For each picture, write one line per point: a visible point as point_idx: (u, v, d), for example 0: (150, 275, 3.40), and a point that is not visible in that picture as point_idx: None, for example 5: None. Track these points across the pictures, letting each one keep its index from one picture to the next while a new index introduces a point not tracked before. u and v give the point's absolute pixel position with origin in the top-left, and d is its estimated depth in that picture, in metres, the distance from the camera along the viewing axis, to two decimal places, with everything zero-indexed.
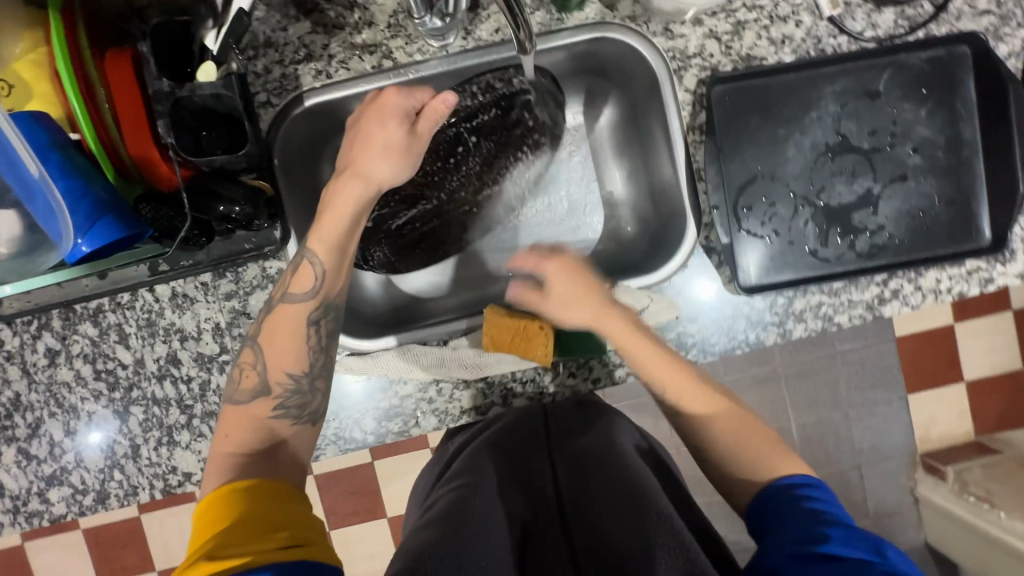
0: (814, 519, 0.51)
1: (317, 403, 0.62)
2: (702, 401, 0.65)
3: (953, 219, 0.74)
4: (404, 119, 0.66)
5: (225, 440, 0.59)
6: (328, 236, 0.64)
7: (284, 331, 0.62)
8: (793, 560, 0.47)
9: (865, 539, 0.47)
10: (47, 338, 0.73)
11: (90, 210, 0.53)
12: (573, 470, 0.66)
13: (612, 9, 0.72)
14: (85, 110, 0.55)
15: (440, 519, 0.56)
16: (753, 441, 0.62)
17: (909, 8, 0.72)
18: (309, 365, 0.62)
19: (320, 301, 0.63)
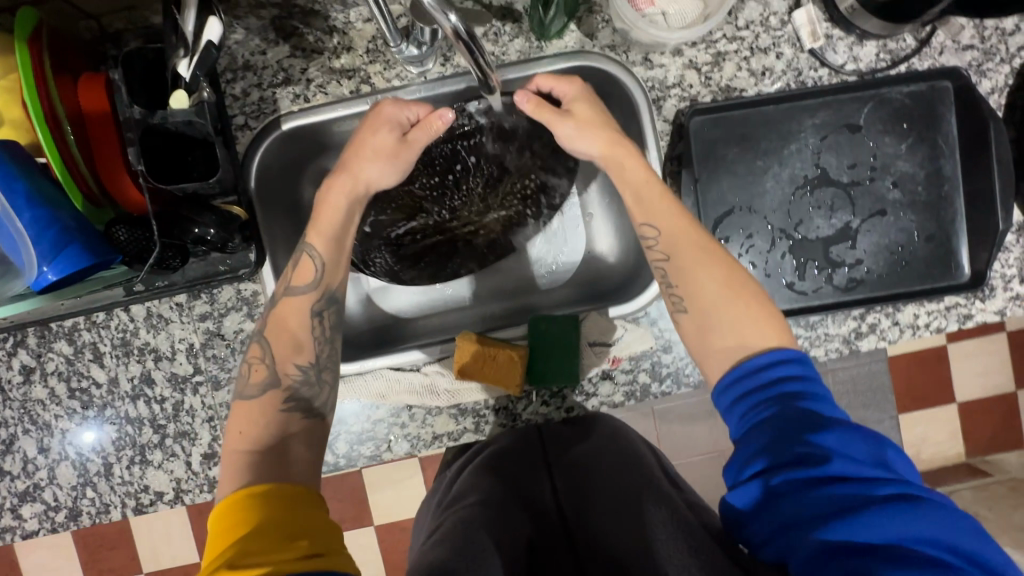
0: (805, 425, 0.50)
1: (326, 395, 0.62)
2: (743, 322, 0.57)
3: (931, 255, 0.73)
4: (395, 126, 0.67)
5: (240, 436, 0.58)
6: (327, 233, 0.65)
7: (289, 320, 0.63)
8: (797, 487, 0.47)
9: (863, 447, 0.48)
10: (22, 355, 0.73)
11: (55, 240, 0.53)
12: (573, 486, 0.69)
13: (592, 38, 0.72)
14: (54, 143, 0.54)
15: (459, 532, 0.56)
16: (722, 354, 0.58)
17: (892, 41, 0.72)
18: (317, 356, 0.62)
19: (322, 291, 0.64)
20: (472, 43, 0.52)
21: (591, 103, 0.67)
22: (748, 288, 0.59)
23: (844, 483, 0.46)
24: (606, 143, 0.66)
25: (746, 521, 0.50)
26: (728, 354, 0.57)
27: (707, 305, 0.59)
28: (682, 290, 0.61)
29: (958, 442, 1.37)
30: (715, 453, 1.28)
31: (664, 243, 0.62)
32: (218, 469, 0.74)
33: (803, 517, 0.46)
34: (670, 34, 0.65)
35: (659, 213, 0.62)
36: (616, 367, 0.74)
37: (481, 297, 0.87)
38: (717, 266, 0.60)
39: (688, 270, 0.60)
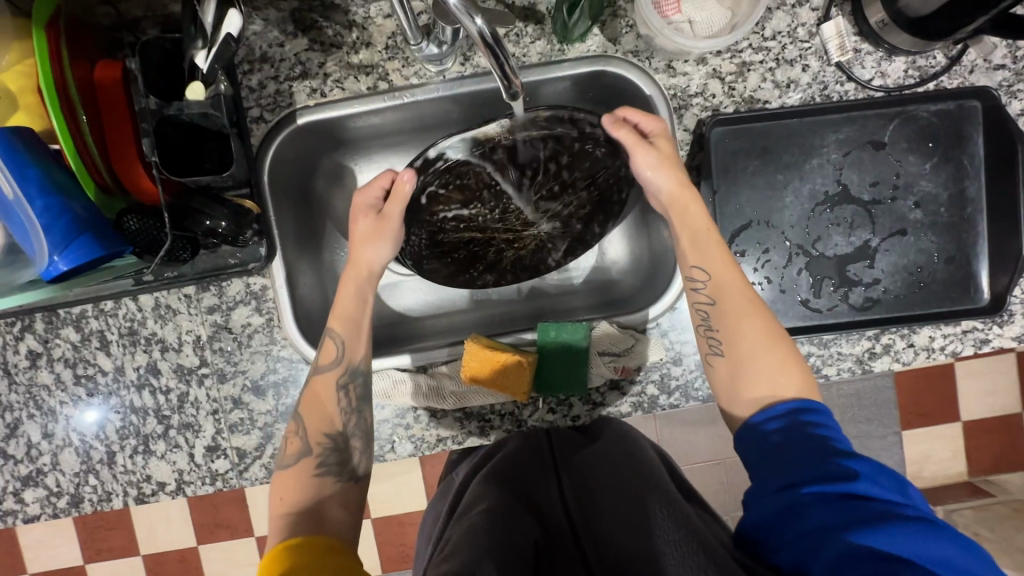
0: (835, 448, 0.51)
1: (355, 458, 0.64)
2: (772, 372, 0.58)
3: (950, 277, 0.72)
4: (372, 210, 0.68)
5: (280, 501, 0.60)
6: (343, 313, 0.67)
7: (315, 399, 0.64)
8: (823, 498, 0.48)
9: (890, 478, 0.49)
10: (29, 340, 0.73)
11: (66, 229, 0.53)
12: (580, 491, 0.67)
13: (615, 43, 0.70)
14: (67, 127, 0.54)
15: (470, 540, 0.53)
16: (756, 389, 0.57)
17: (922, 57, 0.70)
18: (342, 425, 0.64)
19: (345, 366, 0.65)
20: (497, 46, 0.50)
21: (669, 141, 0.67)
22: (787, 347, 0.59)
23: (872, 502, 0.47)
24: (675, 182, 0.64)
25: (766, 534, 0.50)
26: (750, 402, 0.57)
27: (750, 351, 0.59)
28: (722, 334, 0.61)
29: (962, 462, 1.36)
30: (716, 462, 1.27)
31: (713, 287, 0.62)
32: (221, 462, 0.74)
33: (827, 526, 0.46)
34: (696, 43, 0.63)
35: (710, 256, 0.62)
36: (625, 378, 0.73)
37: (490, 298, 0.87)
38: (760, 322, 0.60)
39: (732, 317, 0.60)
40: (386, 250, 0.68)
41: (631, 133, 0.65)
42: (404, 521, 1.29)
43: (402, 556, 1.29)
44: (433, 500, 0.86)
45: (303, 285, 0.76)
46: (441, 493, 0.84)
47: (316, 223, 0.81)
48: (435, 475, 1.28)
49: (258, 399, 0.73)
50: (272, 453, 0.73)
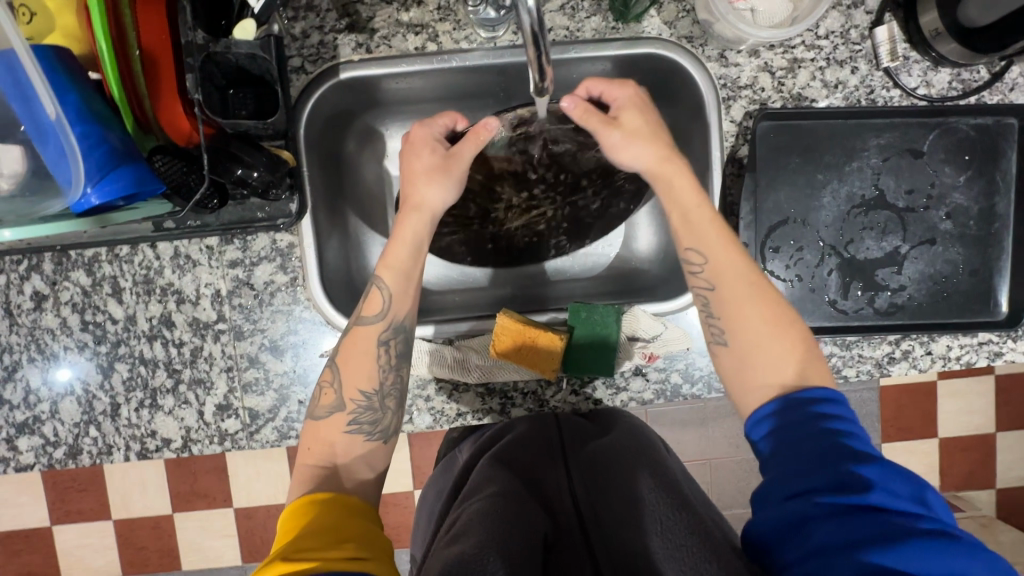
0: (847, 453, 0.49)
1: (388, 420, 0.63)
2: (776, 356, 0.58)
3: (972, 289, 0.74)
4: (437, 145, 0.66)
5: (306, 451, 0.61)
6: (395, 262, 0.65)
7: (356, 351, 0.63)
8: (834, 510, 0.46)
9: (904, 484, 0.48)
10: (35, 281, 0.69)
11: (102, 159, 0.50)
12: (588, 475, 0.66)
13: (670, 26, 0.70)
14: (113, 52, 0.52)
15: (477, 523, 0.52)
16: (755, 368, 0.58)
17: (966, 71, 0.71)
18: (382, 384, 0.63)
19: (389, 322, 0.63)
20: (541, 35, 0.48)
21: (641, 111, 0.64)
22: (793, 332, 0.59)
23: (886, 514, 0.45)
24: (656, 158, 0.63)
25: (772, 544, 0.49)
26: (759, 391, 0.57)
27: (744, 332, 0.59)
28: (722, 322, 0.60)
29: (937, 475, 1.40)
30: (705, 460, 1.28)
31: (710, 271, 0.61)
32: (231, 422, 0.72)
33: (840, 542, 0.45)
34: (758, 32, 0.63)
35: (710, 239, 0.61)
36: (651, 364, 0.73)
37: (511, 277, 0.86)
38: (765, 313, 0.59)
39: (734, 317, 0.60)
40: (450, 191, 0.66)
41: (599, 118, 0.63)
42: (390, 501, 1.27)
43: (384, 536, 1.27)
44: (431, 478, 0.84)
45: (331, 252, 0.74)
46: (441, 470, 0.82)
47: (345, 184, 0.79)
48: (425, 457, 1.26)
49: (275, 359, 0.71)
50: (285, 417, 0.71)
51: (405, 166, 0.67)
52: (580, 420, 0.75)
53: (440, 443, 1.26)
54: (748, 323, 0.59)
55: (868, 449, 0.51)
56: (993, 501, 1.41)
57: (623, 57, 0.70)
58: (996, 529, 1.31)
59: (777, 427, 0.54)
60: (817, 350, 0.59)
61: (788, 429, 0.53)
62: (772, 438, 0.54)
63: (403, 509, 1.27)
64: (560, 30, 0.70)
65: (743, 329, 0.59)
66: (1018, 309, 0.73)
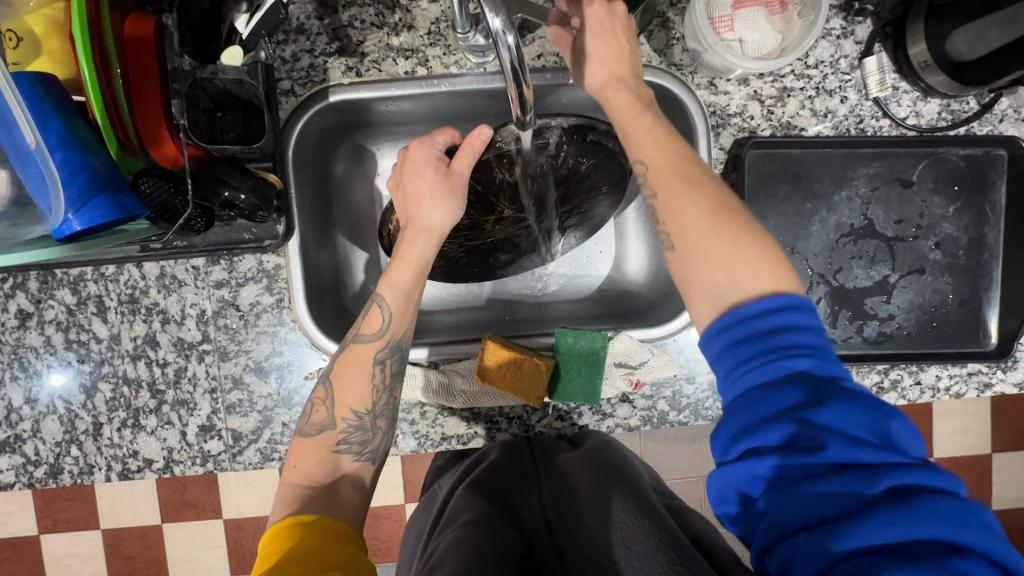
0: (806, 399, 0.45)
1: (377, 441, 0.63)
2: (740, 272, 0.51)
3: (961, 319, 0.73)
4: (438, 163, 0.65)
5: (294, 470, 0.60)
6: (397, 281, 0.64)
7: (354, 369, 0.62)
8: (790, 475, 0.43)
9: (867, 419, 0.44)
10: (20, 299, 0.69)
11: (84, 186, 0.51)
12: (560, 496, 0.64)
13: (661, 54, 0.70)
14: (96, 79, 0.51)
15: (453, 554, 0.51)
16: (698, 261, 0.53)
17: (956, 102, 0.71)
18: (373, 404, 0.62)
19: (387, 340, 0.63)
20: (520, 72, 0.49)
21: (615, 39, 0.63)
22: (755, 237, 0.52)
23: (849, 473, 0.42)
24: (611, 76, 0.63)
25: (736, 496, 0.47)
26: (699, 286, 0.53)
27: (693, 245, 0.54)
28: (678, 252, 0.55)
29: None
30: (698, 478, 1.27)
31: (672, 227, 0.55)
32: (215, 443, 0.71)
33: (801, 514, 0.42)
34: (746, 63, 0.63)
35: (643, 144, 0.59)
36: (637, 391, 0.73)
37: (504, 297, 0.85)
38: (714, 227, 0.53)
39: (693, 245, 0.54)
40: (453, 209, 0.65)
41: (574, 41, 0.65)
42: (379, 514, 1.25)
43: (374, 549, 1.25)
44: (415, 514, 0.80)
45: (317, 269, 0.73)
46: (423, 507, 0.78)
47: (334, 204, 0.79)
48: (416, 471, 1.24)
49: (260, 381, 0.71)
50: (269, 438, 0.71)
51: (405, 189, 0.66)
52: (562, 441, 0.74)
53: (430, 458, 1.24)
54: (685, 211, 0.55)
55: (829, 379, 0.46)
56: None
57: None
58: None
59: (733, 364, 0.49)
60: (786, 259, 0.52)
61: (742, 371, 0.48)
62: (728, 374, 0.50)
63: (393, 523, 1.25)
64: (550, 57, 0.70)
65: (682, 211, 0.55)
66: (1008, 339, 0.73)
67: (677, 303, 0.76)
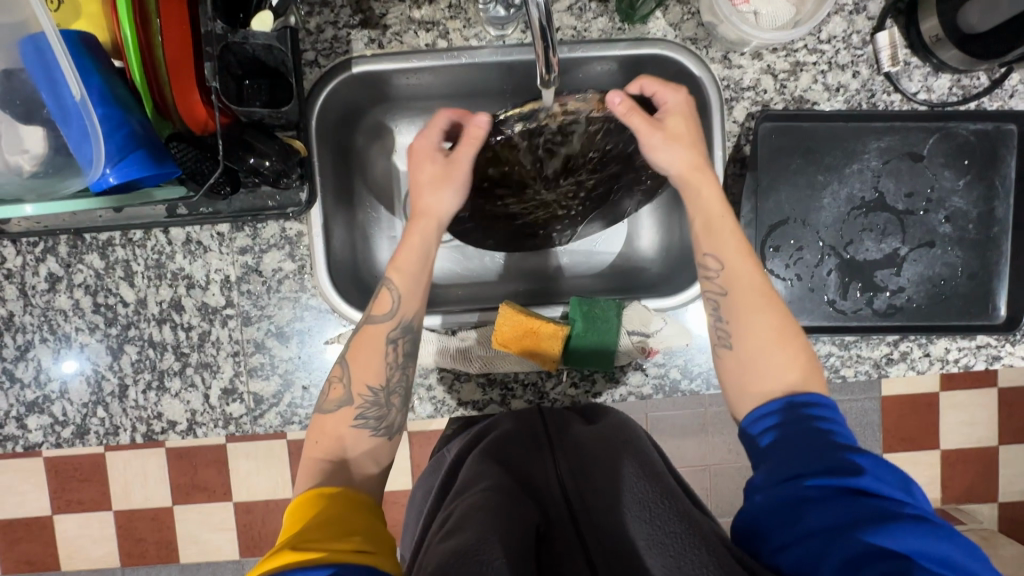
0: (840, 444, 0.51)
1: (393, 416, 0.63)
2: (772, 359, 0.59)
3: (970, 292, 0.74)
4: (435, 153, 0.66)
5: (316, 446, 0.61)
6: (403, 264, 0.65)
7: (365, 347, 0.63)
8: (830, 492, 0.48)
9: (892, 475, 0.50)
10: (50, 263, 0.71)
11: (123, 142, 0.53)
12: (576, 466, 0.64)
13: (676, 28, 0.72)
14: (136, 40, 0.57)
15: (471, 517, 0.50)
16: (750, 307, 0.61)
17: (966, 77, 0.72)
18: (387, 380, 0.63)
19: (397, 321, 0.63)
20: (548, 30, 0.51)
21: (687, 116, 0.65)
22: (795, 339, 0.60)
23: (871, 499, 0.47)
24: (688, 162, 0.64)
25: (766, 531, 0.50)
26: (745, 347, 0.60)
27: (750, 304, 0.61)
28: (730, 327, 0.62)
29: (938, 487, 1.33)
30: (704, 466, 1.28)
31: (725, 277, 0.62)
32: (237, 406, 0.73)
33: (837, 525, 0.46)
34: (761, 34, 0.65)
35: (706, 205, 0.64)
36: (650, 359, 0.74)
37: (518, 271, 0.87)
38: (764, 309, 0.61)
39: (741, 310, 0.61)
40: (452, 196, 0.66)
41: (642, 117, 0.63)
42: (387, 498, 1.26)
43: None
44: (421, 476, 0.82)
45: (338, 238, 0.75)
46: (430, 470, 0.81)
47: (353, 177, 0.81)
48: (423, 456, 1.25)
49: (281, 345, 0.72)
50: (289, 402, 0.73)
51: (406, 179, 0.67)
52: (568, 411, 0.74)
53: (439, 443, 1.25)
54: (728, 247, 0.62)
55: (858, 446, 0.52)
56: (996, 515, 1.35)
57: (606, 58, 0.72)
58: (997, 542, 1.23)
59: (780, 424, 0.55)
60: (819, 363, 0.60)
61: (796, 428, 0.54)
62: (780, 424, 0.55)
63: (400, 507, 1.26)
64: (566, 30, 0.71)
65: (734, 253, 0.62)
66: (1017, 313, 0.74)
67: (689, 271, 0.78)
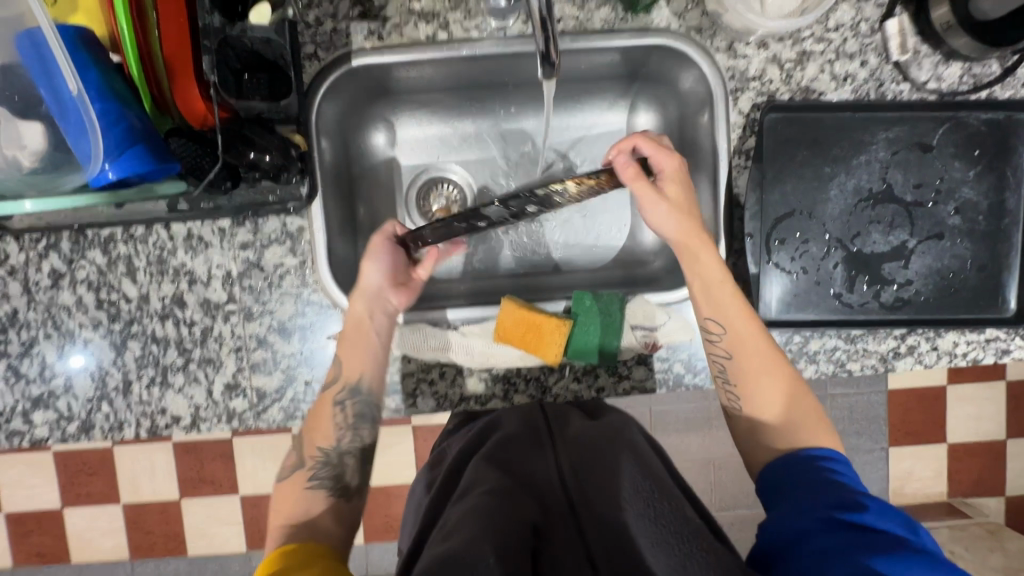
0: (847, 488, 0.52)
1: (349, 471, 0.67)
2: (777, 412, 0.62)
3: (980, 285, 0.73)
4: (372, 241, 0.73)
5: (276, 514, 0.63)
6: (341, 337, 0.70)
7: (318, 416, 0.68)
8: (829, 524, 0.48)
9: (897, 516, 0.49)
10: (53, 259, 0.71)
11: (122, 136, 0.53)
12: (580, 462, 0.63)
13: (680, 17, 0.70)
14: (133, 36, 0.56)
15: (467, 520, 0.50)
16: (751, 355, 0.64)
17: (977, 65, 0.71)
18: (338, 440, 0.68)
19: (343, 384, 0.69)
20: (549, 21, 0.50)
21: (683, 184, 0.67)
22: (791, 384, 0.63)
23: (874, 532, 0.46)
24: (683, 229, 0.66)
25: (772, 556, 0.50)
26: (754, 405, 0.64)
27: (752, 355, 0.64)
28: (740, 387, 0.65)
29: (944, 482, 1.33)
30: (708, 460, 1.27)
31: (728, 341, 0.65)
32: (240, 401, 0.73)
33: (834, 549, 0.46)
34: (767, 23, 0.64)
35: (700, 251, 0.65)
36: (652, 353, 0.74)
37: (520, 265, 0.86)
38: (763, 357, 0.64)
39: (749, 375, 0.64)
40: (377, 266, 0.71)
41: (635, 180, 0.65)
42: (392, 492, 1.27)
43: (386, 527, 1.26)
44: (421, 472, 0.82)
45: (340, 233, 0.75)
46: (430, 465, 0.81)
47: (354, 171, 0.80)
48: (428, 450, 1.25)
49: (283, 340, 0.72)
50: (292, 398, 0.73)
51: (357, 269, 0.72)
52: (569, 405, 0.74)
53: None
54: (727, 291, 0.65)
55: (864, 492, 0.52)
56: (1003, 508, 1.34)
57: (609, 49, 0.71)
58: (1003, 536, 1.23)
59: (784, 469, 0.58)
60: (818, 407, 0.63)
61: (802, 478, 0.55)
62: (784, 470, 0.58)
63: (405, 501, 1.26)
64: (569, 20, 0.70)
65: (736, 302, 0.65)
66: None
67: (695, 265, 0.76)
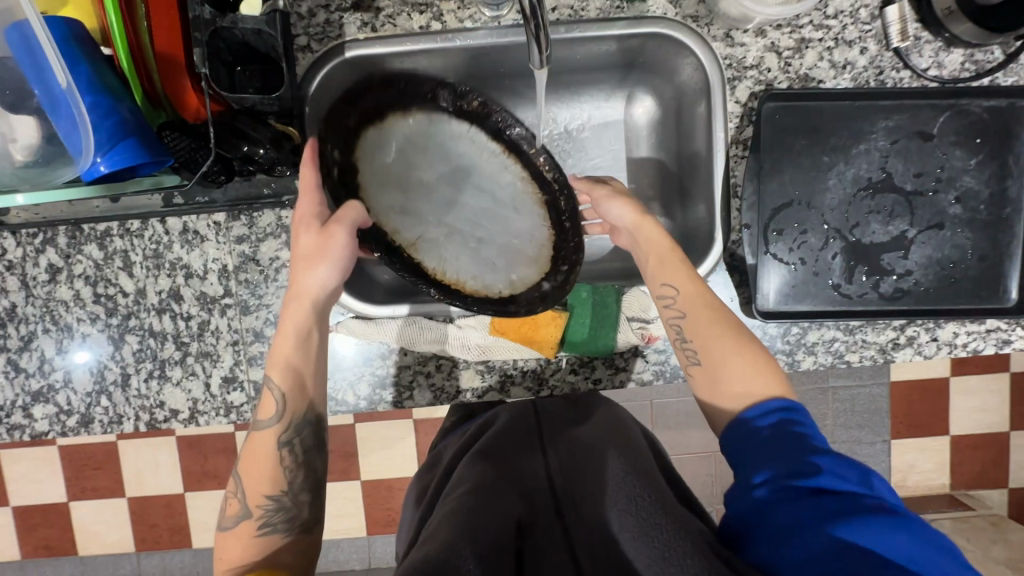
0: (803, 445, 0.51)
1: (306, 513, 0.61)
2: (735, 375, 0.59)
3: (981, 275, 0.72)
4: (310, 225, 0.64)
5: (223, 560, 0.59)
6: (281, 357, 0.63)
7: (255, 460, 0.61)
8: (785, 493, 0.47)
9: (852, 470, 0.48)
10: (50, 254, 0.72)
11: (112, 130, 0.53)
12: (569, 465, 0.66)
13: (676, 5, 0.70)
14: (122, 25, 0.56)
15: (447, 517, 0.51)
16: (709, 324, 0.62)
17: (979, 52, 0.70)
18: (288, 484, 0.61)
19: (285, 422, 0.62)
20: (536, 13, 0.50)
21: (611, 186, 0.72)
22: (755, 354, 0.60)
23: (833, 495, 0.46)
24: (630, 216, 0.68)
25: (741, 533, 0.49)
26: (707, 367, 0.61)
27: (708, 336, 0.61)
28: (695, 345, 0.62)
29: (947, 473, 1.32)
30: (709, 453, 1.27)
31: (682, 302, 0.63)
32: (237, 395, 0.73)
33: (798, 520, 0.45)
34: (765, 9, 0.63)
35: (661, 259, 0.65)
36: (650, 345, 0.73)
37: None
38: (726, 336, 0.61)
39: (703, 329, 0.62)
40: (327, 271, 0.63)
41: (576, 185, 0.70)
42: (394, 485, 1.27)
43: (388, 519, 1.27)
44: (419, 470, 0.82)
45: None
46: (429, 461, 0.81)
47: None
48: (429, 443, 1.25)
49: None
50: None
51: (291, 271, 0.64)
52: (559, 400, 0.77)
53: None
54: (682, 277, 0.63)
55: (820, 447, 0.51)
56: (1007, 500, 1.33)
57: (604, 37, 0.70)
58: (1005, 527, 1.22)
59: (741, 427, 0.55)
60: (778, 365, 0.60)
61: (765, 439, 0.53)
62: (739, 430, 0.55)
63: None
64: (563, 9, 0.69)
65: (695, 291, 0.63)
66: None
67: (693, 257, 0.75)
